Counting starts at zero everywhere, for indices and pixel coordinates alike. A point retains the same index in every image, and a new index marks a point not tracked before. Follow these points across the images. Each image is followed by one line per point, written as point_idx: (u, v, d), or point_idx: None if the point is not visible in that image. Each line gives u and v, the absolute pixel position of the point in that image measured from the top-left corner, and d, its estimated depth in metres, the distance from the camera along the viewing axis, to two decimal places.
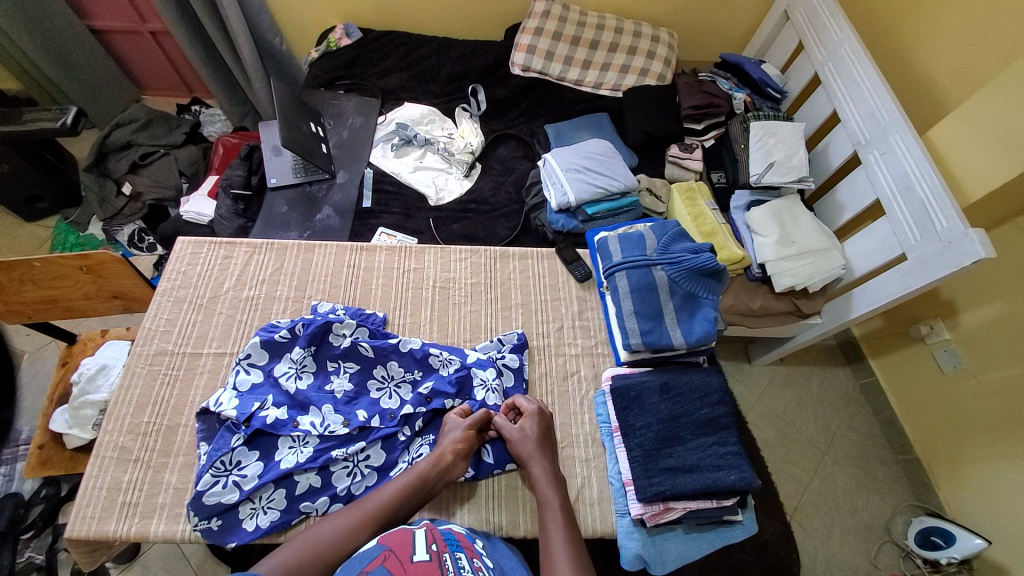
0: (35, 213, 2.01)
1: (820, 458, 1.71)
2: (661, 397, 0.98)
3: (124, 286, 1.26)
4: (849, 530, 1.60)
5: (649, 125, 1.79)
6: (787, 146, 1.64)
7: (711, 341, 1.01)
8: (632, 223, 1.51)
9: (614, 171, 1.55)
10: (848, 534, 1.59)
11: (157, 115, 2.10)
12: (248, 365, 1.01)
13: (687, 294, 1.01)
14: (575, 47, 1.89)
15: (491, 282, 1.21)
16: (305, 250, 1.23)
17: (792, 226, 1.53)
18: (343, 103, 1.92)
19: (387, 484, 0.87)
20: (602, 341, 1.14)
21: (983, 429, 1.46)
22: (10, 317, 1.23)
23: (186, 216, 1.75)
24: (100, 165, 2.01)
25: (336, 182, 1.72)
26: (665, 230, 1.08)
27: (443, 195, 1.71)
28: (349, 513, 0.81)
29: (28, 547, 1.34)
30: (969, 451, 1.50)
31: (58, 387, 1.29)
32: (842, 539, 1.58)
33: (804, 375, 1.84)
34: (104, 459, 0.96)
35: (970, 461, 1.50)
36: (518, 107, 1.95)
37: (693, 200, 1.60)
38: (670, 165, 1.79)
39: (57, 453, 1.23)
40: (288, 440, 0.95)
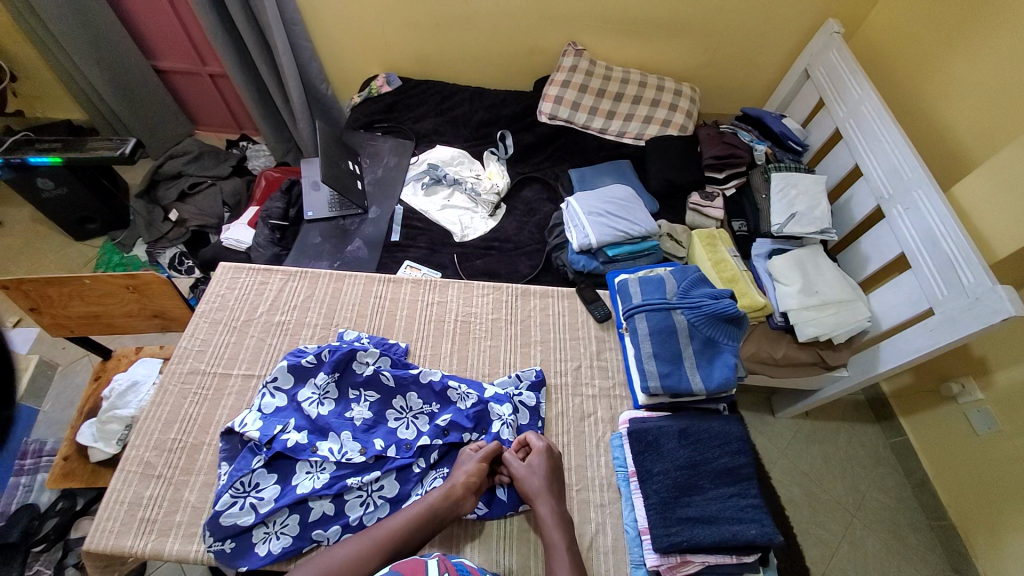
0: (86, 234, 2.15)
1: (847, 521, 1.61)
2: (680, 443, 0.96)
3: (165, 305, 1.32)
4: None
5: (671, 172, 1.84)
6: (808, 198, 1.66)
7: (731, 387, 0.99)
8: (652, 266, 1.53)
9: (635, 216, 1.59)
10: None
11: (208, 149, 2.26)
12: (274, 388, 1.04)
13: (707, 339, 1.01)
14: (600, 98, 1.99)
15: (511, 318, 1.23)
16: (336, 279, 1.28)
17: (815, 276, 1.53)
18: (380, 144, 2.05)
19: (399, 514, 0.87)
20: (620, 383, 1.14)
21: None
22: (54, 328, 1.31)
23: (226, 242, 1.87)
24: (150, 193, 2.17)
25: (368, 217, 1.81)
26: (685, 274, 1.09)
27: (468, 232, 1.78)
28: (365, 536, 0.82)
29: (37, 561, 1.35)
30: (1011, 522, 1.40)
31: (89, 401, 1.35)
32: None
33: (830, 430, 1.78)
34: (129, 473, 0.99)
35: (1012, 534, 1.40)
36: (543, 152, 2.04)
37: (713, 246, 1.63)
38: (691, 211, 1.83)
39: (81, 466, 1.27)
40: (306, 465, 0.97)
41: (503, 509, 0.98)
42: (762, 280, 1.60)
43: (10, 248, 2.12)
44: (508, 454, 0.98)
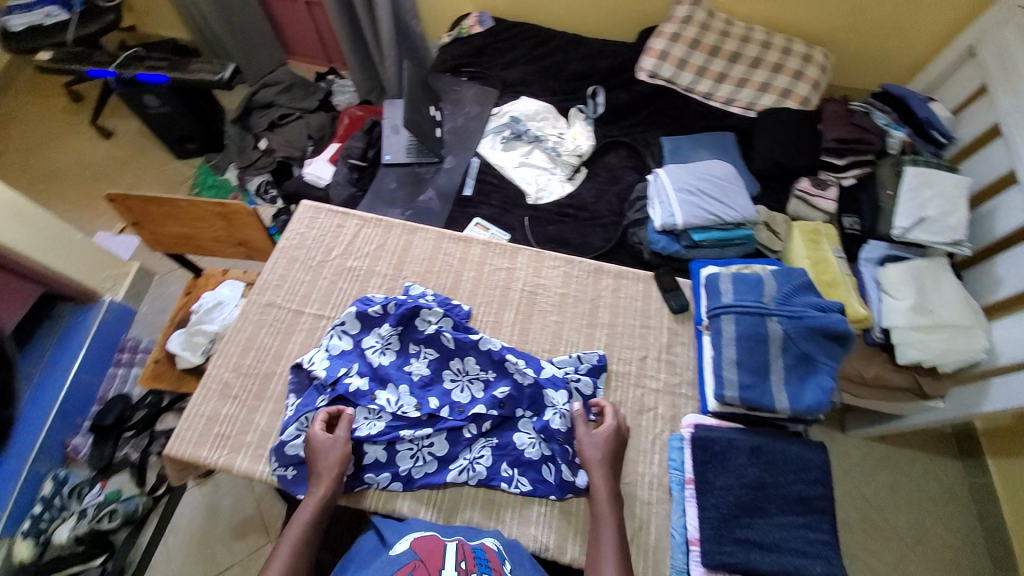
0: (185, 153, 2.29)
1: (901, 554, 1.48)
2: (750, 460, 0.88)
3: (249, 235, 1.39)
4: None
5: (779, 152, 1.63)
6: (946, 202, 1.40)
7: (821, 412, 0.88)
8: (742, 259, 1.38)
9: (731, 199, 1.43)
10: None
11: (299, 81, 2.31)
12: (341, 332, 1.07)
13: (801, 354, 0.89)
14: (711, 57, 1.78)
15: (580, 295, 1.17)
16: (408, 231, 1.27)
17: (934, 293, 1.32)
18: (464, 90, 1.97)
19: (293, 527, 0.85)
20: (687, 381, 1.06)
21: None
22: (155, 245, 1.44)
23: (306, 177, 1.92)
24: (244, 120, 2.27)
25: (444, 166, 1.78)
26: (789, 278, 0.95)
27: (543, 194, 1.69)
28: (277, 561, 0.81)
29: (127, 444, 1.58)
30: None
31: (180, 312, 1.48)
32: None
33: (908, 461, 1.59)
34: (208, 390, 1.08)
35: None
36: (636, 115, 1.86)
37: (816, 243, 1.44)
38: (796, 199, 1.62)
39: (168, 369, 1.42)
40: (364, 411, 0.99)
41: (546, 493, 0.96)
42: (867, 289, 1.41)
43: (119, 158, 2.29)
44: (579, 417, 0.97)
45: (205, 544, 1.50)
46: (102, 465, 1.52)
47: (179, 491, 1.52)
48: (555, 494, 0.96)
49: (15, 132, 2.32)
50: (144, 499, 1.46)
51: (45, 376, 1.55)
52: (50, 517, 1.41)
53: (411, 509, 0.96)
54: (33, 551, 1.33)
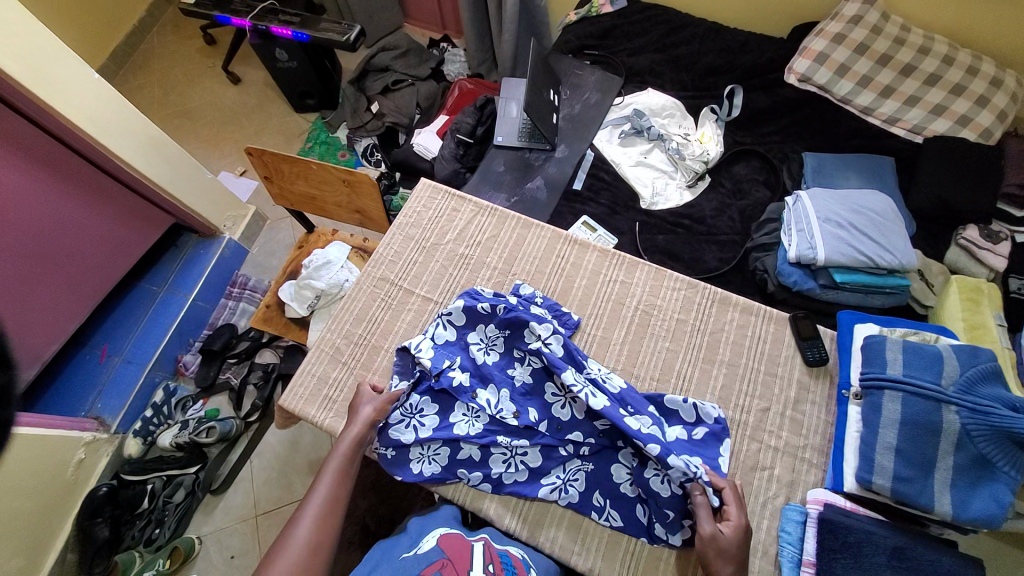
0: (302, 107, 2.37)
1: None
2: (892, 564, 0.79)
3: (367, 204, 1.46)
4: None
5: (951, 190, 1.38)
6: None
7: (993, 527, 0.78)
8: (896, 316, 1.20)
9: (889, 240, 1.23)
10: None
11: (415, 47, 2.29)
12: (447, 322, 1.06)
13: (979, 456, 0.79)
14: (879, 66, 1.52)
15: (700, 325, 1.09)
16: (522, 226, 1.24)
17: None
18: (585, 74, 1.85)
19: (329, 468, 0.88)
20: (812, 446, 0.96)
21: None
22: (280, 198, 1.55)
23: (416, 147, 1.91)
24: (360, 81, 2.30)
25: (555, 155, 1.70)
26: (975, 359, 0.85)
27: (658, 200, 1.57)
28: (315, 496, 0.84)
29: (230, 370, 1.71)
30: None
31: (291, 263, 1.58)
32: None
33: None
34: (322, 352, 1.12)
35: None
36: (775, 123, 1.66)
37: (976, 304, 1.19)
38: (956, 247, 1.38)
39: (277, 316, 1.52)
40: (464, 406, 0.98)
41: (637, 532, 0.91)
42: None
43: (245, 105, 2.42)
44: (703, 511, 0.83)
45: (285, 472, 1.61)
46: (206, 385, 1.68)
47: (266, 421, 1.65)
48: (646, 539, 0.91)
49: (162, 69, 2.51)
50: (237, 422, 1.61)
51: (168, 296, 1.70)
52: (159, 422, 1.60)
53: (497, 514, 0.95)
54: (142, 448, 1.56)
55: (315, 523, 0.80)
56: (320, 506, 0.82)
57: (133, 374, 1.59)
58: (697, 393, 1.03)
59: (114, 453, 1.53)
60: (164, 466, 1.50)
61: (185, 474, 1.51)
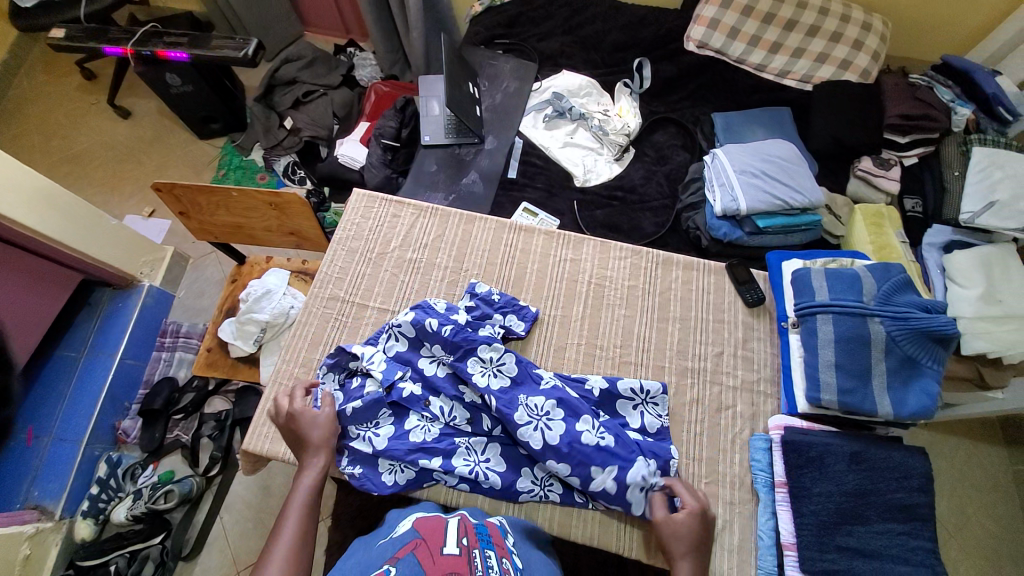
0: (209, 133, 2.20)
1: (943, 538, 1.40)
2: (849, 466, 0.89)
3: (299, 224, 1.46)
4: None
5: (842, 128, 1.53)
6: (1019, 184, 1.36)
7: (928, 415, 0.90)
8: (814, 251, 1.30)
9: (798, 182, 1.36)
10: None
11: (321, 56, 2.19)
12: (398, 333, 1.05)
13: (906, 357, 0.91)
14: (765, 25, 1.65)
15: (649, 288, 1.16)
16: (465, 221, 1.25)
17: (1004, 278, 1.25)
18: (499, 63, 1.85)
19: (292, 501, 0.84)
20: (765, 378, 1.05)
21: None
22: (202, 233, 1.52)
23: (340, 159, 1.85)
24: (267, 98, 2.17)
25: (484, 147, 1.70)
26: (887, 274, 0.97)
27: (591, 176, 1.63)
28: (284, 533, 0.79)
29: (177, 427, 1.59)
30: None
31: (228, 300, 1.50)
32: None
33: (961, 451, 1.48)
34: (280, 385, 1.08)
35: None
36: (683, 90, 1.76)
37: (880, 226, 1.36)
38: (856, 180, 1.54)
39: (221, 358, 1.44)
40: (417, 416, 1.00)
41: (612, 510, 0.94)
42: (931, 274, 1.34)
43: (142, 139, 2.21)
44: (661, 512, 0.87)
45: (260, 519, 1.52)
46: (154, 447, 1.55)
47: (230, 471, 1.55)
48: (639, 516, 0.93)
49: (36, 113, 2.24)
50: (197, 479, 1.50)
51: (93, 360, 1.55)
52: (108, 497, 1.45)
53: (491, 505, 0.98)
54: (95, 529, 1.41)
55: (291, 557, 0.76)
56: (293, 539, 0.79)
57: (70, 451, 1.45)
58: (658, 352, 1.09)
59: (65, 539, 1.39)
60: (124, 542, 1.37)
61: (151, 546, 1.39)
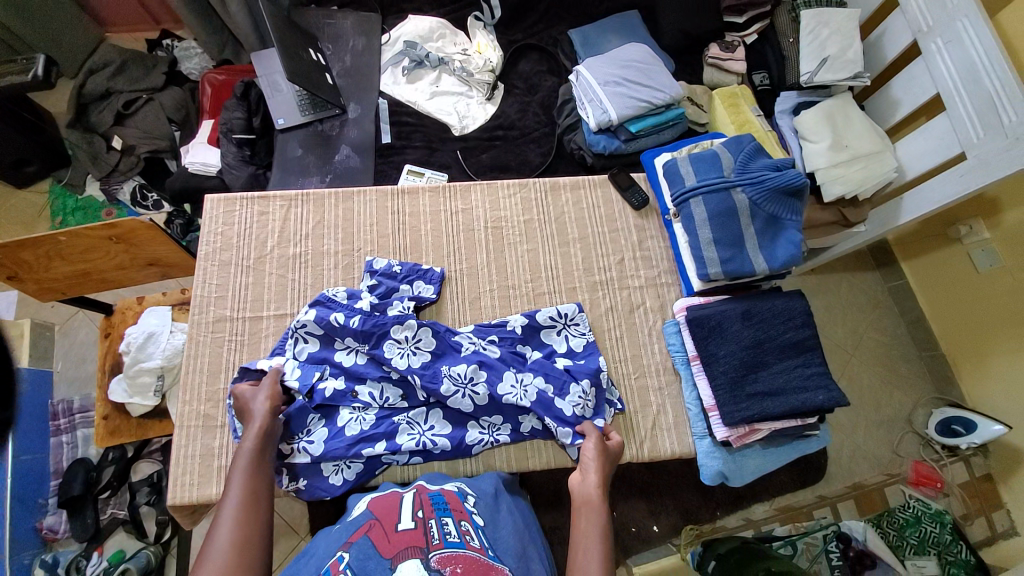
0: (28, 179, 1.82)
1: (843, 357, 1.65)
2: (743, 323, 1.00)
3: (158, 251, 1.31)
4: (876, 425, 1.58)
5: (687, 22, 1.60)
6: (842, 37, 1.47)
7: (795, 262, 1.02)
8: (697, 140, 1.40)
9: (656, 81, 1.41)
10: (871, 425, 1.58)
11: (131, 55, 1.86)
12: (305, 333, 0.99)
13: (770, 218, 1.01)
14: None
15: (546, 217, 1.17)
16: (343, 199, 1.17)
17: (844, 128, 1.40)
18: (340, 21, 1.68)
19: (238, 468, 0.81)
20: (665, 271, 1.13)
21: (1008, 336, 1.40)
22: (44, 294, 1.32)
23: (191, 167, 1.61)
24: (82, 119, 1.83)
25: (349, 117, 1.57)
26: (740, 147, 1.05)
27: (467, 122, 1.57)
28: (229, 498, 0.76)
29: (109, 505, 1.44)
30: (992, 346, 1.45)
31: (108, 358, 1.33)
32: (866, 430, 1.57)
33: (838, 283, 1.72)
34: (190, 428, 0.99)
35: (991, 353, 1.45)
36: (536, 11, 1.71)
37: (737, 105, 1.46)
38: (709, 67, 1.62)
39: (125, 421, 1.30)
40: (348, 410, 0.96)
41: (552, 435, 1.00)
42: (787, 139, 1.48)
43: None
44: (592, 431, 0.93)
45: None
46: (91, 533, 1.38)
47: (185, 529, 1.44)
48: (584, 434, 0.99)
49: None
50: (153, 549, 1.39)
51: None
52: None
53: (450, 467, 0.99)
54: None
55: (237, 519, 0.73)
56: (239, 503, 0.75)
57: None
58: (568, 276, 1.12)
59: None
60: None
61: None
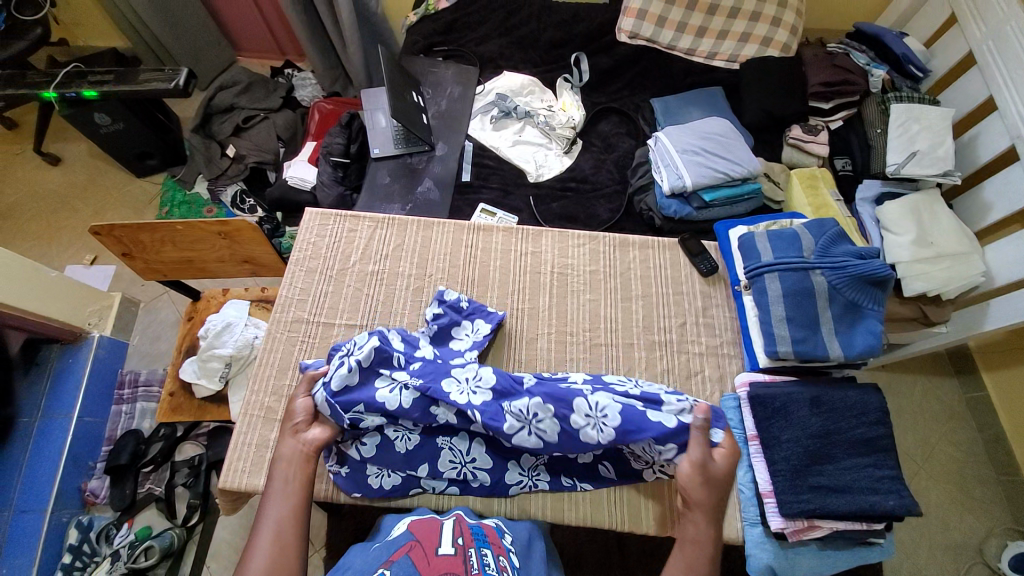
0: (147, 170, 2.10)
1: (913, 470, 1.51)
2: (812, 410, 0.95)
3: (255, 251, 1.45)
4: (940, 550, 1.42)
5: (771, 102, 1.63)
6: (933, 133, 1.45)
7: (873, 354, 0.98)
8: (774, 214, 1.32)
9: (736, 155, 1.44)
10: (936, 548, 1.41)
11: (258, 78, 2.13)
12: (350, 363, 0.92)
13: (849, 303, 0.98)
14: (689, 11, 1.74)
15: (610, 270, 1.20)
16: (424, 227, 1.25)
17: (930, 224, 1.36)
18: (441, 71, 1.85)
19: (271, 493, 0.81)
20: (728, 341, 1.12)
21: None
22: (148, 273, 1.48)
23: (290, 181, 1.78)
24: (205, 127, 2.09)
25: (436, 154, 1.70)
26: (822, 230, 1.04)
27: (543, 171, 1.66)
28: (262, 527, 0.76)
29: (149, 480, 1.52)
30: None
31: (186, 340, 1.45)
32: (930, 554, 1.41)
33: (909, 384, 1.60)
34: (252, 416, 1.05)
35: None
36: (622, 78, 1.82)
37: (816, 187, 1.45)
38: (789, 147, 1.63)
39: (186, 401, 1.39)
40: (394, 430, 0.96)
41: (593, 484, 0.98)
42: (868, 228, 1.44)
43: (75, 185, 2.10)
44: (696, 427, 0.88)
45: None
46: (127, 504, 1.46)
47: (211, 518, 1.48)
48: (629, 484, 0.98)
49: None
50: (177, 531, 1.43)
51: (48, 422, 1.46)
52: (84, 564, 1.38)
53: (484, 504, 0.99)
54: None
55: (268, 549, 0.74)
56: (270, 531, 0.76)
57: (34, 521, 1.37)
58: (626, 331, 1.13)
59: None
60: None
61: None
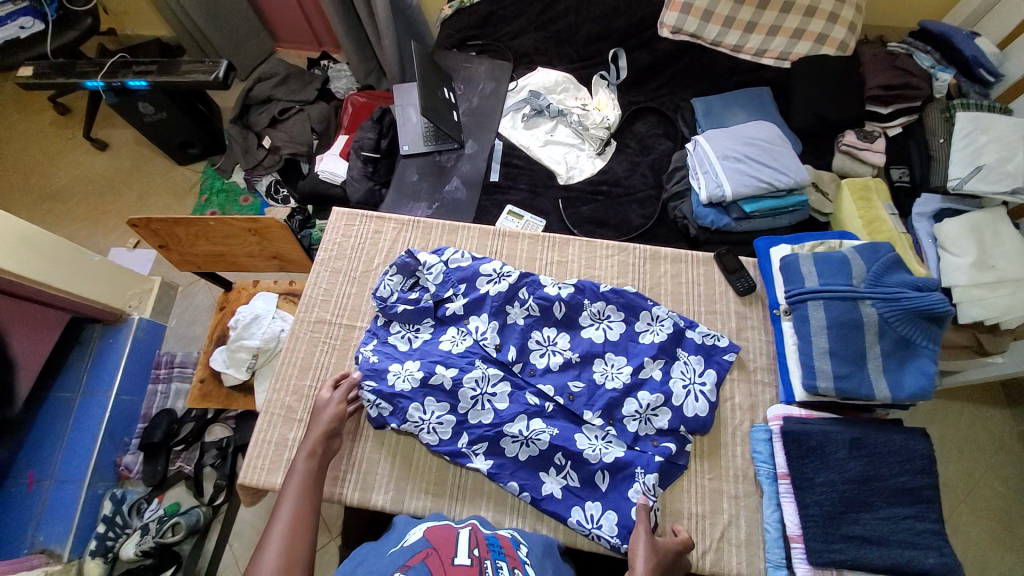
0: (187, 158, 2.16)
1: (952, 504, 1.40)
2: (851, 453, 0.89)
3: (283, 247, 1.45)
4: None
5: (824, 106, 1.50)
6: (1004, 146, 1.32)
7: (925, 396, 0.90)
8: (839, 235, 1.18)
9: (781, 163, 1.35)
10: None
11: (294, 71, 2.14)
12: (461, 254, 1.13)
13: (901, 338, 0.91)
14: (739, 5, 1.62)
15: (638, 282, 1.16)
16: (449, 231, 1.24)
17: (992, 244, 1.24)
18: (474, 66, 1.82)
19: (299, 473, 0.89)
20: (762, 366, 1.07)
21: None
22: (184, 264, 1.52)
23: (322, 174, 1.81)
24: (243, 118, 2.14)
25: (465, 152, 1.67)
26: (876, 254, 0.97)
27: (574, 173, 1.60)
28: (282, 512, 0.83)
29: (180, 458, 1.58)
30: None
31: (217, 328, 1.49)
32: None
33: (958, 415, 1.48)
34: (273, 416, 1.07)
35: None
36: (662, 76, 1.73)
37: (868, 200, 1.35)
38: (840, 154, 1.51)
39: (215, 389, 1.43)
40: (454, 331, 1.08)
41: (568, 510, 0.94)
42: (923, 246, 1.33)
43: (121, 171, 2.18)
44: (642, 522, 0.88)
45: None
46: (158, 480, 1.53)
47: (235, 499, 1.53)
48: (616, 520, 0.92)
49: (14, 153, 2.21)
50: (203, 509, 1.48)
51: (89, 398, 1.53)
52: (117, 534, 1.44)
53: (496, 519, 0.99)
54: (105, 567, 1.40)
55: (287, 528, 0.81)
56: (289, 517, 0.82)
57: (73, 491, 1.44)
58: None
59: None
60: None
61: None
